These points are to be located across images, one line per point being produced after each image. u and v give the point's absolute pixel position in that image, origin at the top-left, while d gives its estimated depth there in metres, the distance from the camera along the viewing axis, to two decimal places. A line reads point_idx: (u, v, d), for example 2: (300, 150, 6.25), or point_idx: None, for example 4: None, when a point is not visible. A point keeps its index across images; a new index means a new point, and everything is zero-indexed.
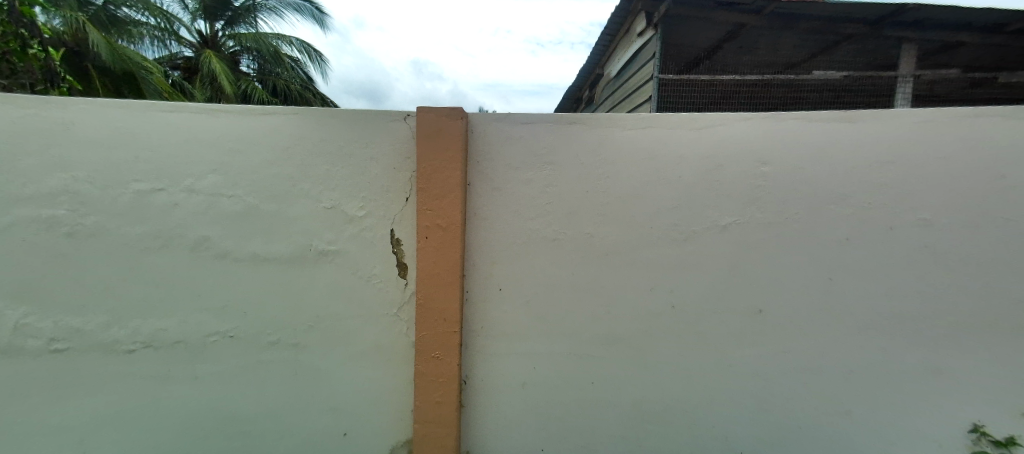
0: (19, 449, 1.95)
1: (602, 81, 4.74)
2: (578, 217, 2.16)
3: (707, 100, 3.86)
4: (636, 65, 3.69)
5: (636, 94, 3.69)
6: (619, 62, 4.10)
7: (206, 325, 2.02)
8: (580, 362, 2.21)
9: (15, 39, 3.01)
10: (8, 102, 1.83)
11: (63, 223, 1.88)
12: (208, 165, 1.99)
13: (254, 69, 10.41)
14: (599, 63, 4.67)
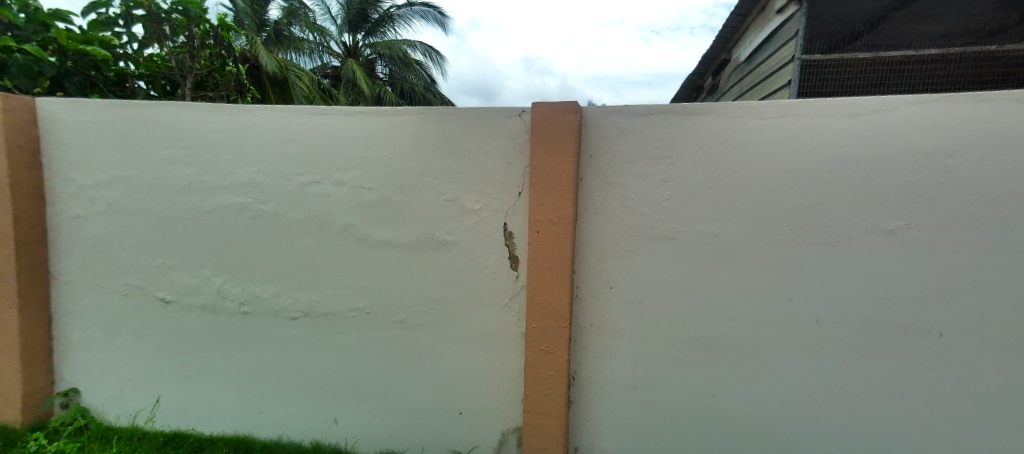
0: (199, 396, 2.25)
1: (729, 66, 4.34)
2: (695, 215, 2.02)
3: (865, 82, 3.30)
4: (774, 46, 3.30)
5: (773, 79, 3.30)
6: (751, 43, 3.71)
7: (346, 302, 2.29)
8: (688, 368, 2.09)
9: (217, 60, 3.59)
10: (210, 108, 2.17)
11: (249, 208, 2.23)
12: (352, 161, 2.25)
13: (387, 74, 11.67)
14: (726, 47, 4.28)
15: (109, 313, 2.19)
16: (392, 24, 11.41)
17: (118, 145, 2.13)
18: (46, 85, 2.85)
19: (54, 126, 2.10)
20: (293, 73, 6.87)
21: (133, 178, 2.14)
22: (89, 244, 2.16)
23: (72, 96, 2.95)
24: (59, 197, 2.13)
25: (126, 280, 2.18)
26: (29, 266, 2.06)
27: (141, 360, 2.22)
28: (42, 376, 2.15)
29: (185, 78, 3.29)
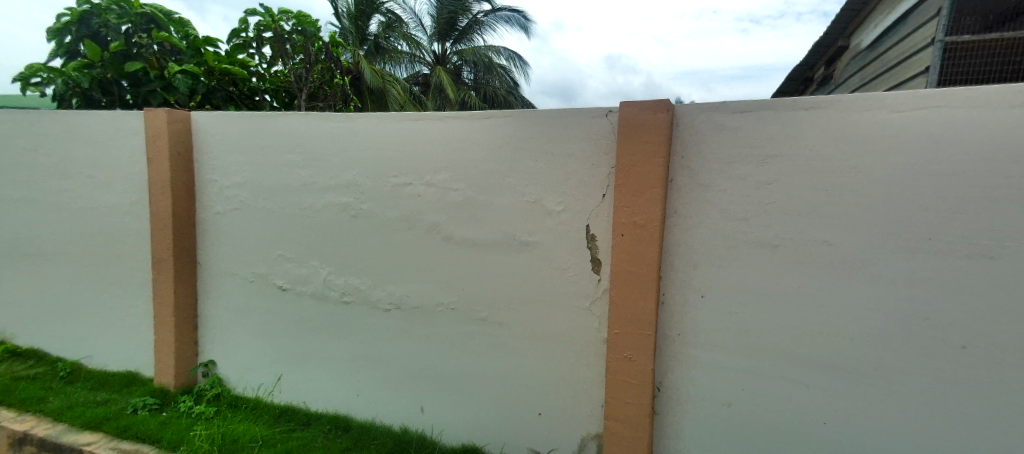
0: (306, 373, 2.50)
1: (851, 52, 3.83)
2: (807, 224, 1.71)
3: None
4: (911, 26, 2.82)
5: (910, 64, 2.83)
6: (880, 25, 3.23)
7: (432, 297, 2.41)
8: (795, 394, 1.79)
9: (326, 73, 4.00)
10: (321, 117, 2.40)
11: (351, 207, 2.44)
12: (440, 164, 2.36)
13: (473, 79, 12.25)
14: (848, 31, 3.79)
15: (240, 297, 2.50)
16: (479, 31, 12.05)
17: (250, 152, 2.44)
18: (199, 101, 3.36)
19: (203, 137, 2.46)
20: (392, 84, 7.46)
21: (260, 180, 2.45)
22: (225, 236, 2.48)
23: (218, 109, 3.45)
24: (206, 195, 2.49)
25: (252, 269, 2.48)
26: (183, 255, 2.44)
27: (264, 340, 2.50)
28: (189, 347, 2.51)
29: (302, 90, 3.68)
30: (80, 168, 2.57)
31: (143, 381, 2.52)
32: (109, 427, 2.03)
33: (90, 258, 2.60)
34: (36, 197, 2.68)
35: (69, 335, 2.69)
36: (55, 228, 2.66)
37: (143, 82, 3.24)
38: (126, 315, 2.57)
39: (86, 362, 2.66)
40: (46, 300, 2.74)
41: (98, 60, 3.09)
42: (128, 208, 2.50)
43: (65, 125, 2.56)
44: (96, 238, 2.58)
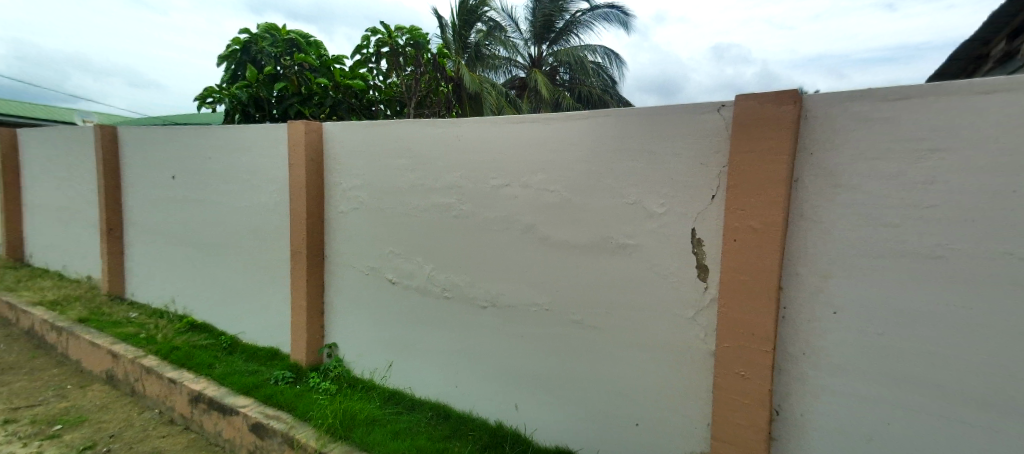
0: (411, 360, 2.69)
1: None
2: (996, 229, 1.30)
3: None
4: None
5: None
6: None
7: (527, 297, 2.43)
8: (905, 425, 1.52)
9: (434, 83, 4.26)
10: (430, 123, 2.57)
11: (453, 208, 2.57)
12: (537, 165, 2.37)
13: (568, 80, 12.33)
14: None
15: (358, 287, 2.77)
16: (575, 31, 12.17)
17: (368, 158, 2.70)
18: (328, 112, 3.76)
19: (331, 144, 2.77)
20: (487, 90, 7.78)
21: (376, 182, 2.69)
22: (347, 233, 2.77)
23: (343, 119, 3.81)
24: (333, 196, 2.79)
25: (368, 263, 2.74)
26: (313, 248, 2.77)
27: (377, 327, 2.74)
28: (316, 330, 2.84)
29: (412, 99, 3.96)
30: (240, 173, 3.06)
31: (283, 357, 2.91)
32: (258, 393, 2.37)
33: (245, 249, 3.08)
34: (206, 198, 3.26)
35: (230, 313, 3.21)
36: (218, 223, 3.20)
37: (285, 99, 3.73)
38: (270, 299, 2.99)
39: (240, 337, 3.15)
40: (213, 284, 3.30)
41: (254, 80, 3.64)
42: (273, 207, 2.91)
43: (230, 137, 3.07)
44: (250, 232, 3.04)
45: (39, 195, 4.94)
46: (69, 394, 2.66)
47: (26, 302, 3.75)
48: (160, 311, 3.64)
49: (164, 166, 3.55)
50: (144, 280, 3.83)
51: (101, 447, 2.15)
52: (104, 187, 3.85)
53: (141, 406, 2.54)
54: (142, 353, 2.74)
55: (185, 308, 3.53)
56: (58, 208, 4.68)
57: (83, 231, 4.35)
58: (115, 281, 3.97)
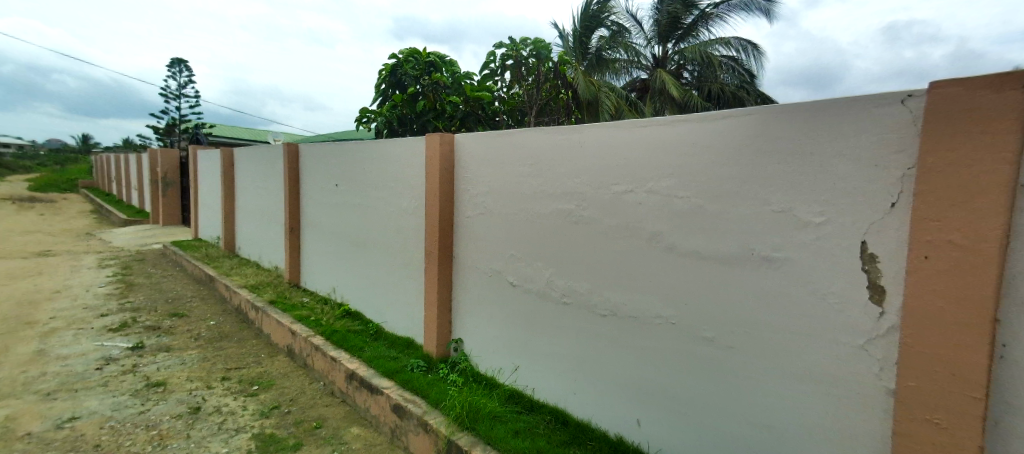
0: (529, 360, 2.76)
1: None
2: None
3: None
4: None
5: None
6: None
7: (651, 309, 2.26)
8: None
9: (553, 90, 4.37)
10: (554, 130, 2.60)
11: (573, 214, 2.55)
12: (665, 169, 2.17)
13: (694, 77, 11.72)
14: None
15: (482, 288, 2.93)
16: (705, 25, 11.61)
17: (494, 166, 2.84)
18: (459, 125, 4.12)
19: (461, 154, 2.98)
20: (605, 93, 7.72)
21: (501, 188, 2.82)
22: (473, 236, 2.95)
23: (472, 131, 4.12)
24: (462, 201, 3.00)
25: (491, 265, 2.88)
26: (444, 249, 3.01)
27: (498, 327, 2.87)
28: (445, 325, 3.07)
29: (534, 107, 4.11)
30: (386, 180, 3.47)
31: (416, 347, 3.21)
32: (398, 377, 2.64)
33: (389, 248, 3.48)
34: (360, 203, 3.78)
35: (375, 304, 3.67)
36: (369, 225, 3.69)
37: (422, 114, 4.13)
38: (407, 294, 3.34)
39: (384, 326, 3.56)
40: (363, 278, 3.80)
41: (399, 100, 4.09)
42: (412, 211, 3.25)
43: (379, 150, 3.51)
44: (393, 233, 3.44)
45: (245, 200, 6.27)
46: (263, 361, 3.30)
47: (235, 283, 4.76)
48: (324, 298, 4.33)
49: (329, 176, 4.21)
50: (313, 272, 4.57)
51: (284, 408, 2.61)
52: (288, 194, 4.73)
53: (311, 377, 3.02)
54: (312, 333, 3.26)
55: (342, 297, 4.12)
56: (256, 210, 5.89)
57: (274, 229, 5.40)
58: (293, 271, 4.84)
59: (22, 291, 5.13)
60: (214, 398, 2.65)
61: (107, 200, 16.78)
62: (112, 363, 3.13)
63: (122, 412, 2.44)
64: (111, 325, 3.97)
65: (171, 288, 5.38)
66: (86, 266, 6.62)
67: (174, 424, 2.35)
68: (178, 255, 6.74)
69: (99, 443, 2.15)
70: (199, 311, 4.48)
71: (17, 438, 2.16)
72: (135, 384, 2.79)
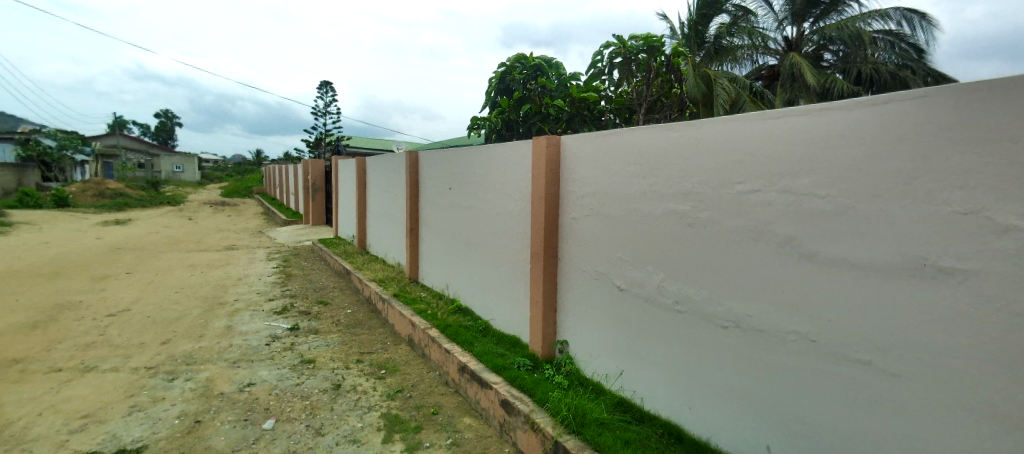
0: (638, 368, 2.60)
1: None
2: None
3: None
4: None
5: None
6: None
7: (783, 323, 1.88)
8: None
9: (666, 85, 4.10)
10: (667, 128, 2.33)
11: (688, 216, 2.24)
12: (803, 164, 1.75)
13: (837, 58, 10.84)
14: None
15: (587, 290, 2.88)
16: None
17: (601, 166, 2.71)
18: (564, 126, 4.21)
19: (567, 155, 2.95)
20: (720, 83, 7.13)
21: (609, 188, 2.68)
22: (578, 237, 2.89)
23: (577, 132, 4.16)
24: (568, 203, 2.98)
25: (597, 267, 2.79)
26: (548, 250, 3.02)
27: (605, 332, 2.77)
28: (550, 326, 3.10)
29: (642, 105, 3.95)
30: (495, 183, 3.62)
31: (523, 346, 3.30)
32: (506, 373, 2.73)
33: (497, 249, 3.63)
34: (471, 205, 4.01)
35: (484, 301, 3.85)
36: (479, 226, 3.90)
37: (529, 118, 4.33)
38: (514, 293, 3.44)
39: (491, 323, 3.73)
40: (474, 277, 4.03)
41: (507, 105, 4.37)
42: (519, 213, 3.34)
43: (490, 155, 3.67)
44: (501, 233, 3.57)
45: (373, 203, 7.08)
46: (388, 348, 3.68)
47: (366, 277, 5.42)
48: (439, 293, 4.67)
49: (444, 181, 4.55)
50: (429, 268, 4.97)
51: (406, 392, 2.86)
52: (410, 197, 5.25)
53: (428, 366, 3.28)
54: (428, 325, 3.55)
55: (454, 293, 4.42)
56: (382, 212, 6.60)
57: (396, 229, 6.00)
58: (413, 268, 5.34)
59: (220, 276, 6.51)
60: (351, 378, 3.03)
61: (272, 203, 20.49)
62: (277, 340, 3.77)
63: (284, 382, 2.92)
64: (275, 308, 4.80)
65: (317, 279, 6.32)
66: (261, 258, 8.15)
67: (321, 397, 2.73)
68: (323, 250, 7.90)
69: (268, 406, 2.58)
70: (338, 300, 5.19)
71: (216, 395, 2.71)
72: (292, 360, 3.32)
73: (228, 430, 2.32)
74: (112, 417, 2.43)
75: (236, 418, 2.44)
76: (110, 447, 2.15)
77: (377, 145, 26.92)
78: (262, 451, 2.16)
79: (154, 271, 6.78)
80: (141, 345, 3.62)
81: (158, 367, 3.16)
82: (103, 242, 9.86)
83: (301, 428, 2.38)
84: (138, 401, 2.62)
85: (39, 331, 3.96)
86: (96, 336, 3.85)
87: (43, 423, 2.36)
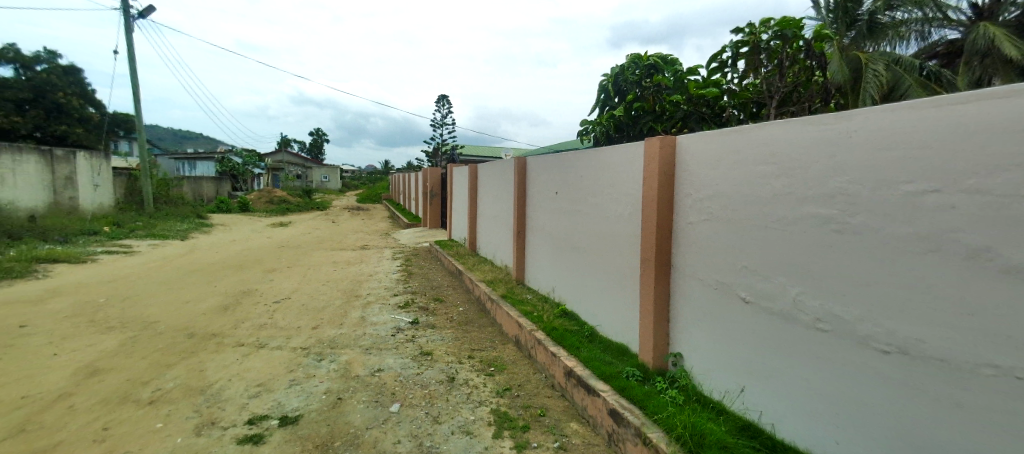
0: (767, 390, 2.21)
1: None
2: None
3: None
4: None
5: None
6: None
7: (967, 352, 1.38)
8: None
9: (804, 73, 3.56)
10: (807, 122, 1.96)
11: (835, 221, 1.83)
12: (1001, 157, 1.27)
13: None
14: None
15: (706, 301, 2.58)
16: None
17: (725, 167, 2.43)
18: (680, 125, 3.94)
19: (683, 156, 2.73)
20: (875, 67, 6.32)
21: (733, 191, 2.37)
22: (695, 243, 2.65)
23: (694, 130, 3.87)
24: (684, 207, 2.76)
25: (717, 277, 2.49)
26: (661, 257, 2.85)
27: (725, 346, 2.47)
28: (662, 336, 2.91)
29: (775, 97, 3.50)
30: (605, 187, 3.57)
31: (632, 355, 3.19)
32: (614, 383, 2.64)
33: (606, 254, 3.56)
34: (579, 210, 4.02)
35: (591, 307, 3.83)
36: (587, 231, 3.89)
37: (640, 117, 4.19)
38: (623, 300, 3.33)
39: (598, 329, 3.69)
40: (581, 281, 4.03)
41: (619, 107, 4.28)
42: (630, 217, 3.22)
43: (600, 159, 3.63)
44: (610, 238, 3.50)
45: (483, 207, 7.49)
46: (497, 347, 3.84)
47: (477, 277, 5.77)
48: (545, 296, 4.79)
49: (552, 185, 4.66)
50: (536, 271, 5.13)
51: (514, 391, 2.95)
52: (518, 201, 5.52)
53: (534, 367, 3.35)
54: (535, 327, 3.64)
55: (559, 297, 4.49)
56: (492, 216, 6.94)
57: (505, 232, 6.26)
58: (519, 271, 5.55)
59: (356, 271, 7.49)
60: (464, 372, 3.22)
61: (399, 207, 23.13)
62: (401, 332, 4.18)
63: (407, 370, 3.24)
64: (399, 302, 5.34)
65: (433, 278, 6.89)
66: (387, 256, 9.17)
67: (438, 387, 2.96)
68: (439, 251, 8.61)
69: (394, 391, 2.87)
70: (451, 298, 5.59)
71: (353, 377, 3.09)
72: (413, 351, 3.64)
73: (364, 409, 2.63)
74: (278, 387, 2.92)
75: (369, 399, 2.75)
76: (276, 413, 2.57)
77: (485, 153, 28.46)
78: (390, 432, 2.39)
79: (308, 266, 8.08)
80: (299, 328, 4.31)
81: (310, 348, 3.72)
82: (274, 240, 12.07)
83: (421, 414, 2.59)
84: (296, 376, 3.11)
85: (232, 311, 4.98)
86: (267, 318, 4.68)
87: (232, 387, 2.94)
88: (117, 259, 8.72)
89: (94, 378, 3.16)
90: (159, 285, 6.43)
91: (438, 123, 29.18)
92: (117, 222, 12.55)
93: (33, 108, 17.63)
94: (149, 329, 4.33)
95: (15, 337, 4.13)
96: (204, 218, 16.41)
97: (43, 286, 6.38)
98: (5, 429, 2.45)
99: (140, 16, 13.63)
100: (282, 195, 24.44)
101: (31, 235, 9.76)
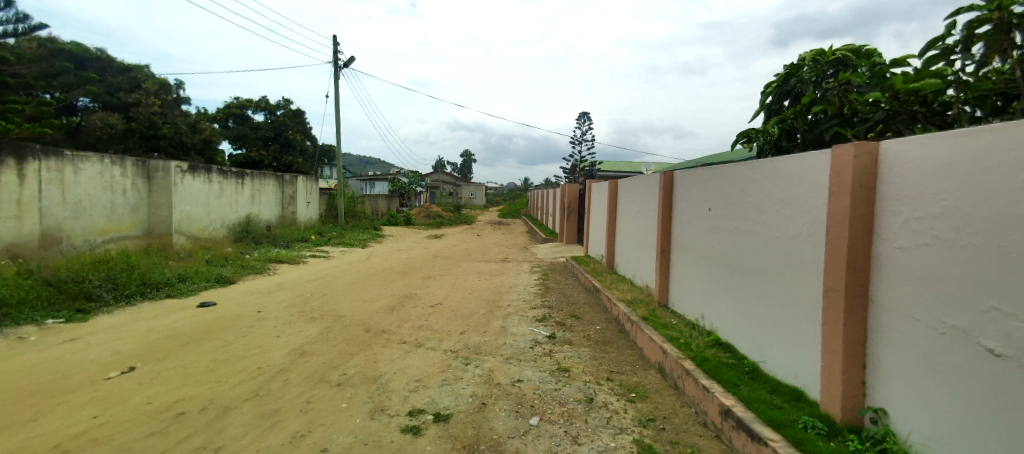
0: None
1: None
2: None
3: None
4: None
5: None
6: None
7: None
8: None
9: None
10: None
11: None
12: None
13: None
14: None
15: (926, 347, 1.99)
16: None
17: (955, 178, 1.87)
18: (878, 129, 3.28)
19: (891, 167, 2.23)
20: None
21: (970, 208, 1.79)
22: (908, 274, 2.10)
23: (899, 134, 3.15)
24: (890, 228, 2.23)
25: (945, 318, 1.90)
26: (852, 288, 2.38)
27: (959, 409, 1.84)
28: (855, 383, 2.38)
29: None
30: (777, 206, 3.17)
31: (810, 402, 2.71)
32: (787, 433, 2.26)
33: (778, 281, 3.13)
34: (740, 229, 3.68)
35: (753, 339, 3.44)
36: (751, 255, 3.50)
37: (823, 122, 3.67)
38: (802, 335, 2.86)
39: (762, 366, 3.29)
40: (740, 309, 3.65)
41: (791, 112, 3.88)
42: (811, 240, 2.77)
43: (771, 174, 3.25)
44: (782, 263, 3.08)
45: (623, 224, 7.32)
46: (637, 372, 3.66)
47: (614, 297, 5.63)
48: (693, 322, 4.46)
49: (704, 201, 4.40)
50: (683, 295, 4.81)
51: (658, 423, 2.76)
52: (664, 218, 5.30)
53: (682, 400, 3.10)
54: (683, 356, 3.40)
55: (711, 325, 4.15)
56: (633, 234, 6.73)
57: (647, 252, 5.96)
58: (664, 292, 5.29)
59: (497, 283, 7.97)
60: (602, 395, 3.14)
61: (536, 223, 24.01)
62: (539, 345, 4.29)
63: (547, 384, 3.30)
64: (537, 315, 5.49)
65: (571, 293, 6.92)
66: (526, 270, 9.56)
67: (577, 406, 2.93)
68: (575, 268, 8.63)
69: (533, 405, 2.93)
70: (588, 316, 5.54)
71: (496, 384, 3.26)
72: (552, 365, 3.70)
73: (505, 417, 2.74)
74: (432, 385, 3.23)
75: (510, 409, 2.85)
76: (431, 409, 2.84)
77: (627, 168, 27.64)
78: (530, 444, 2.43)
79: (458, 275, 8.91)
80: (449, 332, 4.73)
81: (459, 352, 4.04)
82: (428, 250, 13.64)
83: (561, 432, 2.58)
84: (448, 377, 3.40)
85: (399, 311, 5.75)
86: (425, 321, 5.25)
87: (397, 379, 3.35)
88: (320, 262, 10.88)
89: (302, 358, 3.94)
90: (346, 285, 7.80)
91: (577, 139, 29.45)
92: (320, 231, 15.73)
93: (273, 142, 23.20)
94: (339, 321, 5.26)
95: (256, 319, 5.45)
96: (377, 229, 19.43)
97: (277, 280, 8.37)
98: (248, 391, 3.21)
99: (345, 67, 16.95)
100: (437, 210, 27.54)
101: (267, 241, 12.89)
